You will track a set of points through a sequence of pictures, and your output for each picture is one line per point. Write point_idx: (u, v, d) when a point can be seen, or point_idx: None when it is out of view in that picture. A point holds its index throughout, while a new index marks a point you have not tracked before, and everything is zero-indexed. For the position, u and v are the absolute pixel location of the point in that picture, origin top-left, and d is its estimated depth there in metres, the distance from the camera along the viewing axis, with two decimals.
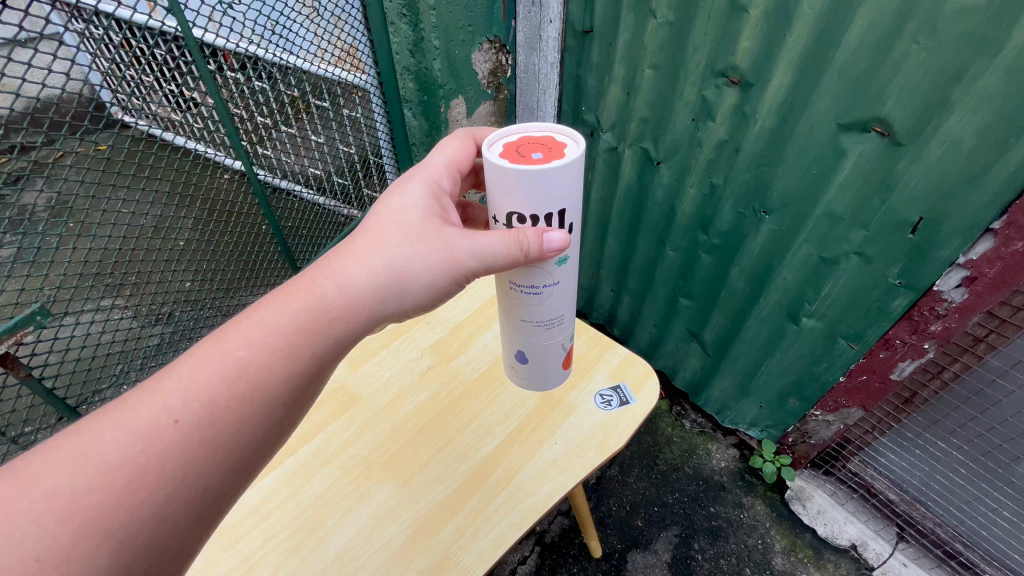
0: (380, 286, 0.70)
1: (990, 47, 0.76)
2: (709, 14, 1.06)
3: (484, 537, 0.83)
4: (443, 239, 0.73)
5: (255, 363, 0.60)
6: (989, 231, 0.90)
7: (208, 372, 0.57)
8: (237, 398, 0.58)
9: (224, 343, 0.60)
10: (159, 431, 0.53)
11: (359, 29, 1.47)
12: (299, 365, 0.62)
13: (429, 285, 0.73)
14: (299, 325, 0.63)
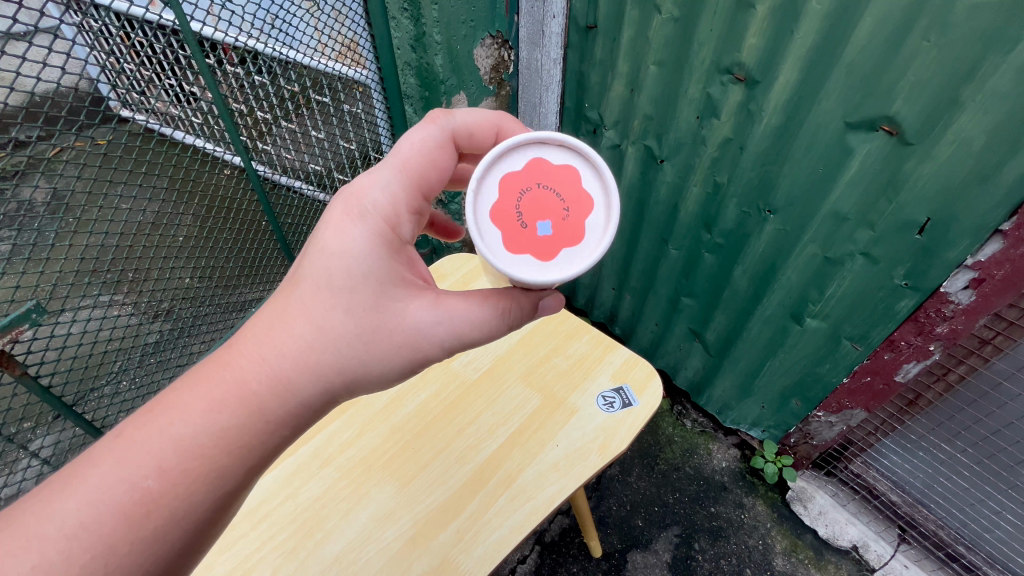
0: (330, 387, 0.67)
1: (1004, 45, 0.75)
2: (715, 10, 1.04)
3: (485, 540, 0.83)
4: (409, 330, 0.67)
5: (160, 494, 0.57)
6: (999, 232, 0.89)
7: (113, 495, 0.56)
8: (133, 540, 0.55)
9: (124, 470, 0.57)
10: None
11: (359, 24, 1.44)
12: (215, 486, 0.60)
13: (392, 375, 0.70)
14: (209, 448, 0.60)
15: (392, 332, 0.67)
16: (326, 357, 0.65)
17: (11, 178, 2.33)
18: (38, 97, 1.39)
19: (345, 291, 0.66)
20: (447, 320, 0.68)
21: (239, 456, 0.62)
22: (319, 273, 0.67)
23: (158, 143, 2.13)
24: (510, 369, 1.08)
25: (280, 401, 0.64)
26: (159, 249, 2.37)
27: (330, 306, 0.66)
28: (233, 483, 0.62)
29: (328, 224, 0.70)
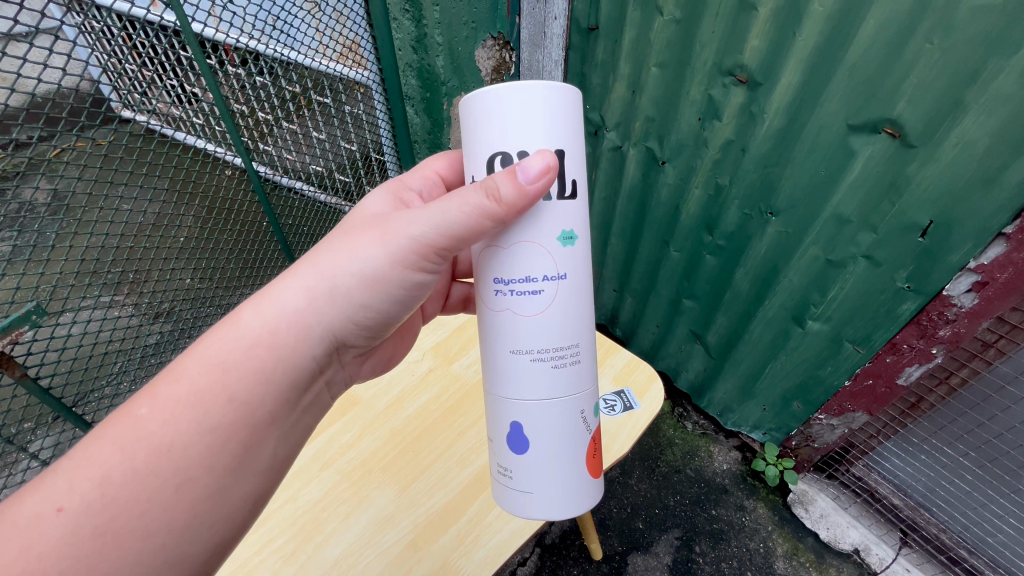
0: (310, 293, 0.70)
1: (1007, 48, 0.75)
2: (717, 12, 1.04)
3: (486, 543, 0.82)
4: (384, 228, 0.72)
5: (165, 432, 0.59)
6: (1002, 235, 0.88)
7: (124, 433, 0.59)
8: (136, 474, 0.57)
9: (137, 412, 0.60)
10: (45, 521, 0.53)
11: (361, 24, 1.47)
12: (217, 428, 0.61)
13: (366, 274, 0.71)
14: (216, 391, 0.62)
15: (370, 235, 0.72)
16: (308, 266, 0.70)
17: (12, 178, 2.33)
18: (38, 98, 1.38)
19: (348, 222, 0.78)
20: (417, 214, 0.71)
21: (243, 403, 0.63)
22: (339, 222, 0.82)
23: (158, 144, 2.11)
24: None
25: (284, 341, 0.67)
26: (159, 250, 2.37)
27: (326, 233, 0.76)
28: (236, 456, 0.63)
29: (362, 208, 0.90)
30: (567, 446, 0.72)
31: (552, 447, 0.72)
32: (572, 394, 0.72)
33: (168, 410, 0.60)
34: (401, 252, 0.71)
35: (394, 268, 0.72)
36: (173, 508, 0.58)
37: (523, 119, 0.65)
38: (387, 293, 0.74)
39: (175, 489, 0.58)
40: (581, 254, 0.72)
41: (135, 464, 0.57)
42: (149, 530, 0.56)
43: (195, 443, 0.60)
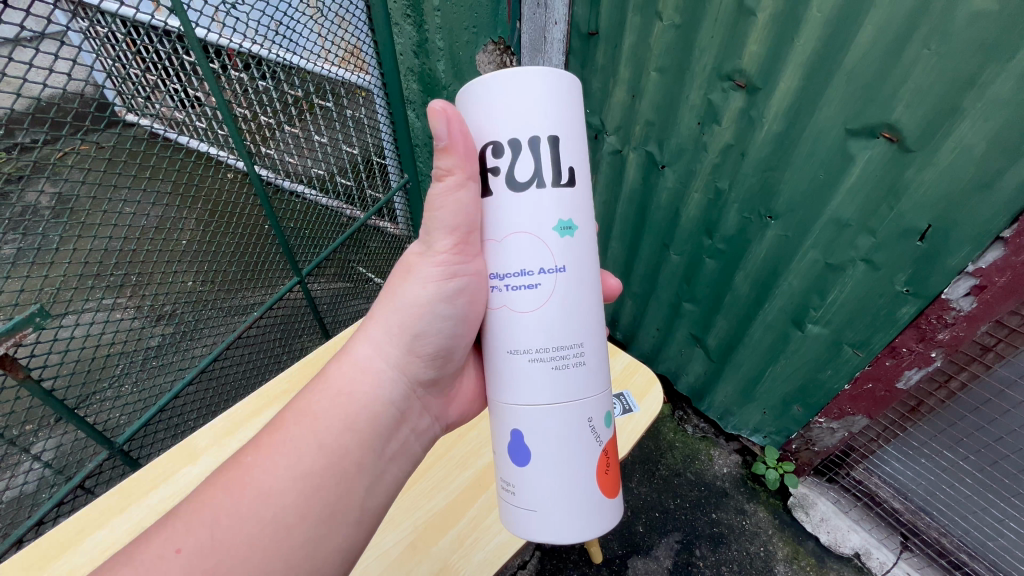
0: (379, 337, 0.79)
1: (1004, 53, 0.75)
2: (716, 17, 1.04)
3: (485, 545, 0.82)
4: (407, 269, 0.81)
5: (271, 477, 0.65)
6: (1000, 239, 0.89)
7: (239, 480, 0.65)
8: (245, 518, 0.62)
9: (247, 462, 0.67)
10: (162, 562, 0.58)
11: (363, 29, 1.47)
12: (315, 475, 0.67)
13: (417, 301, 0.79)
14: (314, 441, 0.69)
15: (396, 277, 0.82)
16: (370, 322, 0.82)
17: (15, 181, 2.35)
18: (41, 101, 1.39)
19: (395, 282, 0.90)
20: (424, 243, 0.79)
21: (337, 451, 0.69)
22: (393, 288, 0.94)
23: (160, 147, 2.12)
24: None
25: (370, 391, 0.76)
26: (162, 253, 2.39)
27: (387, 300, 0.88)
28: (327, 506, 0.67)
29: None
30: (573, 451, 0.71)
31: (552, 450, 0.71)
32: (573, 399, 0.71)
33: (270, 459, 0.67)
34: (432, 278, 0.77)
35: (432, 295, 0.78)
36: (272, 555, 0.61)
37: (513, 108, 0.67)
38: (434, 317, 0.79)
39: (275, 535, 0.62)
40: (581, 247, 0.72)
41: (243, 508, 0.62)
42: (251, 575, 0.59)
43: (291, 489, 0.65)
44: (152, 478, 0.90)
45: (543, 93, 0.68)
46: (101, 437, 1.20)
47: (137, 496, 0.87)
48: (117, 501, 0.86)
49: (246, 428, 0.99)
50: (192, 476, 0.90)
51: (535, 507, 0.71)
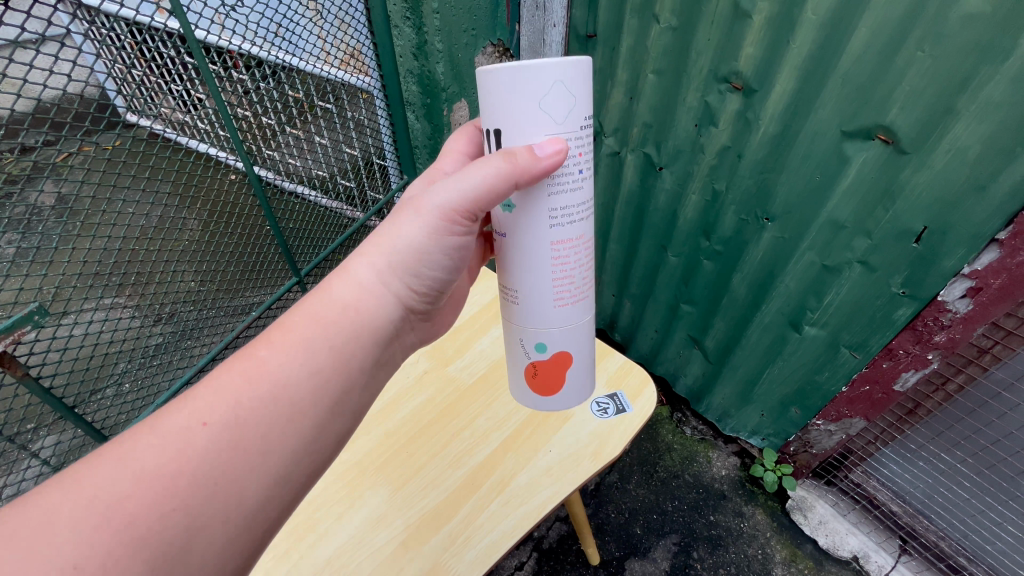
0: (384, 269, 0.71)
1: (997, 55, 0.75)
2: (713, 19, 1.05)
3: (477, 544, 0.80)
4: (421, 203, 0.74)
5: (278, 367, 0.60)
6: (996, 241, 0.89)
7: (241, 378, 0.58)
8: (260, 406, 0.57)
9: (246, 356, 0.60)
10: (190, 437, 0.54)
11: (362, 30, 1.49)
12: (328, 362, 0.62)
13: (418, 247, 0.73)
14: (321, 335, 0.63)
15: (408, 213, 0.74)
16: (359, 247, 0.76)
17: (18, 182, 2.36)
18: (41, 104, 1.37)
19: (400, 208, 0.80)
20: (438, 197, 0.72)
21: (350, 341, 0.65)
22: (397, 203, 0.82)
23: (163, 148, 2.12)
24: (507, 373, 1.06)
25: (383, 294, 0.70)
26: (162, 252, 2.40)
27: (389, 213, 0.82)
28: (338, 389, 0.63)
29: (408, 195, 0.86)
30: (532, 364, 0.83)
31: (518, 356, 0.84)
32: (529, 325, 0.79)
33: (280, 347, 0.61)
34: (427, 234, 0.73)
35: (433, 253, 0.75)
36: (288, 428, 0.58)
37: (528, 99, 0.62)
38: (434, 262, 0.75)
39: (291, 422, 0.58)
40: (527, 221, 0.70)
41: (247, 388, 0.58)
42: (264, 448, 0.56)
43: (307, 377, 0.61)
44: None
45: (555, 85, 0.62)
46: (98, 434, 1.20)
47: None
48: None
49: None
50: None
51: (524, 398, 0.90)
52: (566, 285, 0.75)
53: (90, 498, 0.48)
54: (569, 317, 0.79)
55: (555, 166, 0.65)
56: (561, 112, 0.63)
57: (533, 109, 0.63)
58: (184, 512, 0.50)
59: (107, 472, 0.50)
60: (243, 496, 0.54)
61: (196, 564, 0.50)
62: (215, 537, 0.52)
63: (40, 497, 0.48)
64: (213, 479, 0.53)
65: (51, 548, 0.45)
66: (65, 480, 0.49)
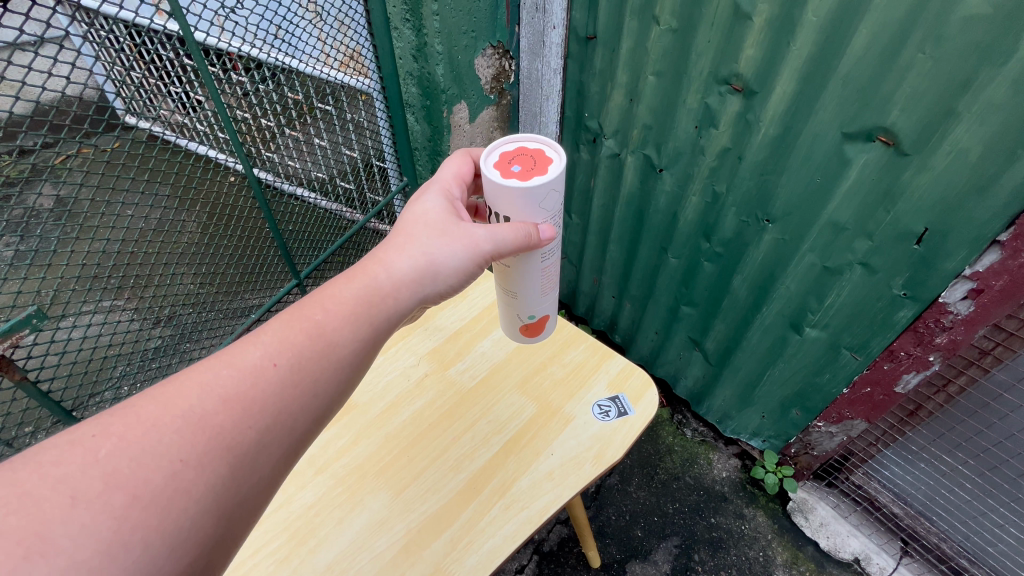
0: (419, 271, 0.70)
1: (999, 56, 0.75)
2: (712, 21, 1.05)
3: (479, 549, 0.79)
4: (463, 229, 0.74)
5: (334, 324, 0.62)
6: (997, 242, 0.88)
7: (306, 327, 0.60)
8: (321, 354, 0.60)
9: (307, 310, 0.62)
10: (263, 373, 0.56)
11: (362, 31, 1.47)
12: (378, 323, 0.65)
13: (457, 269, 0.73)
14: (370, 296, 0.66)
15: (449, 235, 0.73)
16: (394, 252, 0.70)
17: (16, 185, 2.36)
18: (40, 107, 1.36)
19: (424, 216, 0.76)
20: (488, 244, 0.73)
21: (400, 303, 0.68)
22: (412, 208, 0.78)
23: (162, 149, 2.11)
24: (508, 375, 1.05)
25: (432, 281, 0.71)
26: (161, 254, 2.40)
27: (410, 218, 0.76)
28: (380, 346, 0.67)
29: (417, 199, 0.81)
30: (527, 333, 1.02)
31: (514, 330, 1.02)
32: (524, 313, 0.96)
33: (339, 302, 0.64)
34: (466, 269, 0.74)
35: (460, 286, 0.77)
36: (338, 374, 0.61)
37: (525, 206, 0.76)
38: (462, 282, 0.76)
39: (342, 373, 0.61)
40: (523, 264, 0.85)
41: (305, 333, 0.60)
42: (317, 389, 0.59)
43: (363, 334, 0.64)
44: None
45: (545, 197, 0.76)
46: None
47: None
48: None
49: None
50: None
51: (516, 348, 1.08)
52: (551, 280, 0.92)
53: (181, 411, 0.51)
54: (553, 297, 0.97)
55: (548, 243, 0.81)
56: (552, 205, 0.79)
57: (534, 210, 0.77)
58: (253, 432, 0.53)
59: (191, 391, 0.53)
60: (294, 428, 0.57)
61: (254, 482, 0.53)
62: (270, 460, 0.55)
63: (136, 407, 0.51)
64: (274, 410, 0.55)
65: (153, 450, 0.48)
66: (154, 396, 0.52)
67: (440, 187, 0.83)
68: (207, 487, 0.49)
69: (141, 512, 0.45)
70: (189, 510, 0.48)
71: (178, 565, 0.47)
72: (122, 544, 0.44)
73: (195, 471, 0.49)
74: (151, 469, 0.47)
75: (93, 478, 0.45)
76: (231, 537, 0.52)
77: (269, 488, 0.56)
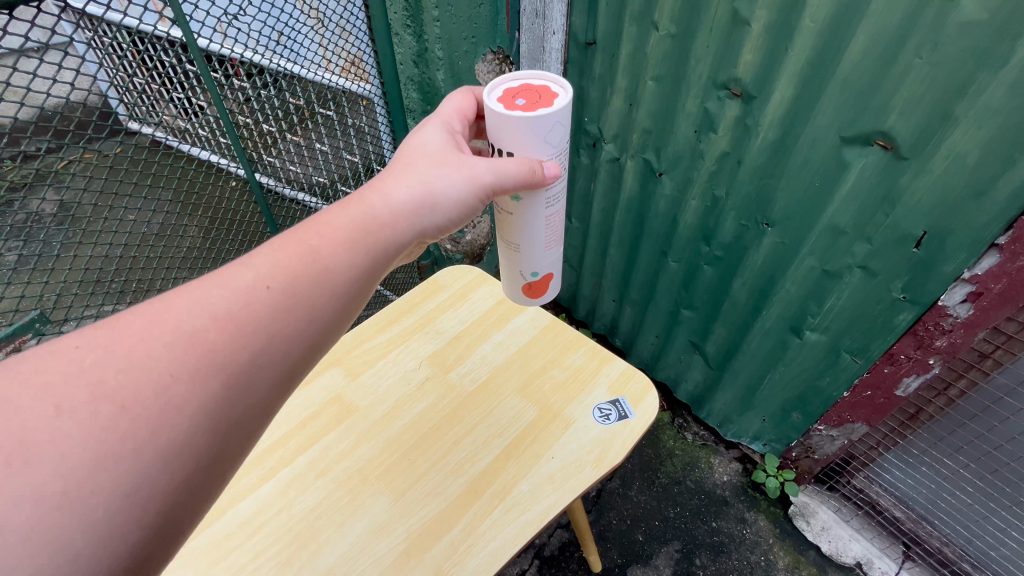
0: (417, 200, 0.68)
1: (994, 61, 0.75)
2: (711, 27, 1.06)
3: (480, 551, 0.79)
4: (462, 160, 0.73)
5: (327, 249, 0.59)
6: (995, 246, 0.89)
7: (298, 251, 0.57)
8: (315, 279, 0.57)
9: (300, 236, 0.60)
10: (254, 295, 0.53)
11: (363, 37, 1.64)
12: (371, 251, 0.63)
13: (456, 200, 0.71)
14: (362, 225, 0.63)
15: (449, 165, 0.72)
16: (391, 180, 0.69)
17: (19, 190, 2.37)
18: (43, 113, 1.36)
19: (424, 149, 0.75)
20: (490, 175, 0.72)
21: (392, 235, 0.66)
22: (412, 141, 0.77)
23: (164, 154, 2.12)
24: (509, 379, 1.05)
25: (429, 212, 0.70)
26: (163, 259, 2.41)
27: (410, 150, 0.75)
28: (374, 272, 0.64)
29: (417, 134, 0.80)
30: (531, 289, 1.01)
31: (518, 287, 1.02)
32: (529, 266, 0.96)
33: (332, 230, 0.61)
34: (465, 201, 0.73)
35: (458, 221, 0.75)
36: (333, 301, 0.58)
37: (530, 137, 0.75)
38: (460, 214, 0.74)
39: (338, 297, 0.59)
40: (530, 209, 0.86)
41: (299, 257, 0.57)
42: (312, 313, 0.56)
43: (357, 263, 0.61)
44: None
45: (549, 129, 0.76)
46: None
47: None
48: None
49: None
50: None
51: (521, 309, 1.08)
52: (556, 232, 0.93)
53: (171, 327, 0.49)
54: (557, 251, 0.97)
55: (552, 182, 0.81)
56: (557, 140, 0.78)
57: (538, 142, 0.76)
58: (247, 351, 0.51)
59: (181, 306, 0.50)
60: (288, 351, 0.54)
61: (249, 404, 0.51)
62: (266, 381, 0.53)
63: (124, 321, 0.48)
64: (268, 331, 0.53)
65: (140, 363, 0.46)
66: (143, 310, 0.49)
67: (442, 123, 0.82)
68: (199, 404, 0.47)
69: (131, 422, 0.44)
70: (182, 425, 0.46)
71: (172, 477, 0.45)
72: (111, 454, 0.43)
73: (187, 385, 0.47)
74: (140, 380, 0.45)
75: (79, 388, 0.44)
76: (223, 455, 0.50)
77: (266, 411, 0.54)
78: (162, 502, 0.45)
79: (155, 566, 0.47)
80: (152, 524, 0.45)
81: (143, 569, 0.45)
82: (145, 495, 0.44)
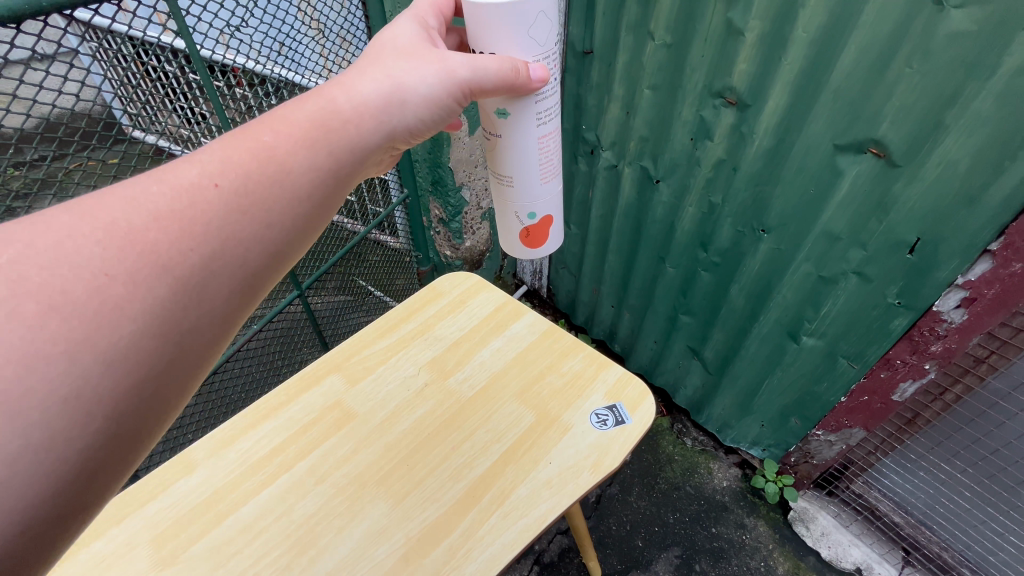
0: (386, 96, 0.64)
1: (984, 70, 0.76)
2: (706, 37, 1.07)
3: (478, 556, 0.79)
4: (435, 53, 0.71)
5: (284, 149, 0.53)
6: (987, 252, 0.90)
7: (251, 148, 0.51)
8: (269, 177, 0.51)
9: (248, 133, 0.53)
10: (201, 192, 0.47)
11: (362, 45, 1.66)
12: (333, 156, 0.57)
13: (429, 96, 0.69)
14: (319, 123, 0.57)
15: (421, 58, 0.69)
16: (357, 76, 0.64)
17: None
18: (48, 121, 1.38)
19: (395, 44, 0.71)
20: (466, 71, 0.72)
21: (357, 139, 0.60)
22: (381, 36, 0.74)
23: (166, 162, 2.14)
24: (507, 385, 1.06)
25: (399, 111, 0.66)
26: None
27: (380, 44, 0.71)
28: (338, 179, 0.58)
29: (388, 30, 0.76)
30: (524, 219, 1.05)
31: (511, 218, 1.05)
32: (520, 190, 1.00)
33: (287, 130, 0.55)
34: (439, 99, 0.70)
35: (432, 121, 0.73)
36: (294, 206, 0.53)
37: (515, 27, 0.78)
38: (433, 114, 0.71)
39: (298, 202, 0.53)
40: (519, 124, 0.90)
41: (252, 155, 0.51)
42: (270, 218, 0.51)
43: (321, 167, 0.56)
44: (150, 489, 0.88)
45: (534, 25, 0.79)
46: None
47: (133, 507, 0.85)
48: (113, 511, 0.84)
49: (244, 441, 0.96)
50: (194, 487, 0.89)
51: (515, 245, 1.11)
52: (547, 155, 0.96)
53: (104, 223, 0.42)
54: (549, 180, 1.01)
55: (539, 84, 0.84)
56: (542, 37, 0.81)
57: (523, 37, 0.79)
58: (198, 256, 0.45)
59: (114, 205, 0.43)
60: (248, 259, 0.49)
61: (206, 312, 0.46)
62: (224, 291, 0.47)
63: (41, 221, 0.40)
64: (221, 232, 0.46)
65: (69, 262, 0.39)
66: (68, 206, 0.42)
67: (415, 17, 0.80)
68: (146, 307, 0.41)
69: (63, 324, 0.37)
70: (125, 329, 0.40)
71: (117, 388, 0.40)
72: (42, 358, 0.36)
73: (128, 289, 0.40)
74: (69, 279, 0.39)
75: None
76: (178, 370, 0.44)
77: (225, 324, 0.48)
78: (105, 423, 0.40)
79: (101, 490, 0.41)
80: (95, 442, 0.39)
81: (88, 492, 0.40)
82: (87, 404, 0.38)
